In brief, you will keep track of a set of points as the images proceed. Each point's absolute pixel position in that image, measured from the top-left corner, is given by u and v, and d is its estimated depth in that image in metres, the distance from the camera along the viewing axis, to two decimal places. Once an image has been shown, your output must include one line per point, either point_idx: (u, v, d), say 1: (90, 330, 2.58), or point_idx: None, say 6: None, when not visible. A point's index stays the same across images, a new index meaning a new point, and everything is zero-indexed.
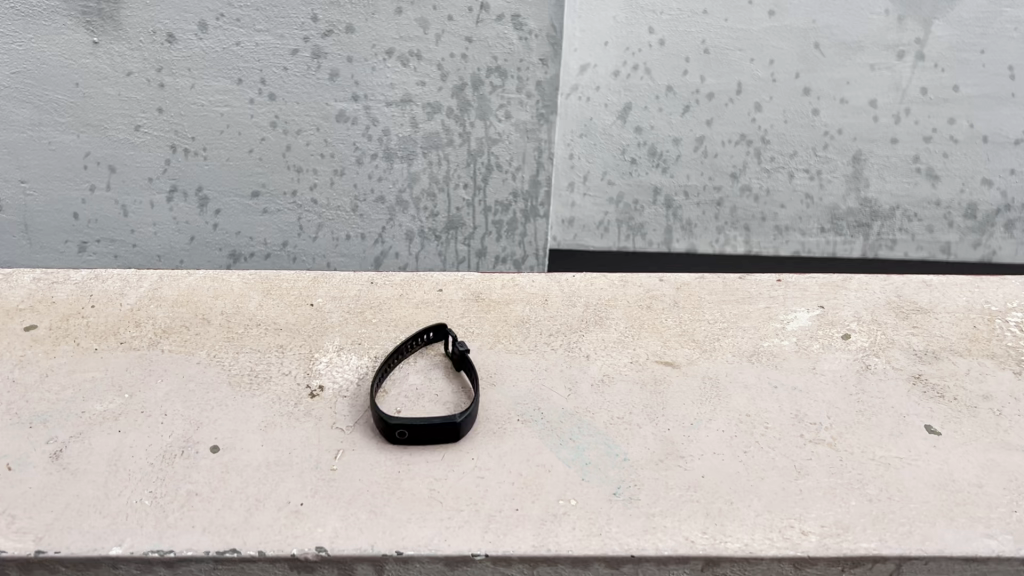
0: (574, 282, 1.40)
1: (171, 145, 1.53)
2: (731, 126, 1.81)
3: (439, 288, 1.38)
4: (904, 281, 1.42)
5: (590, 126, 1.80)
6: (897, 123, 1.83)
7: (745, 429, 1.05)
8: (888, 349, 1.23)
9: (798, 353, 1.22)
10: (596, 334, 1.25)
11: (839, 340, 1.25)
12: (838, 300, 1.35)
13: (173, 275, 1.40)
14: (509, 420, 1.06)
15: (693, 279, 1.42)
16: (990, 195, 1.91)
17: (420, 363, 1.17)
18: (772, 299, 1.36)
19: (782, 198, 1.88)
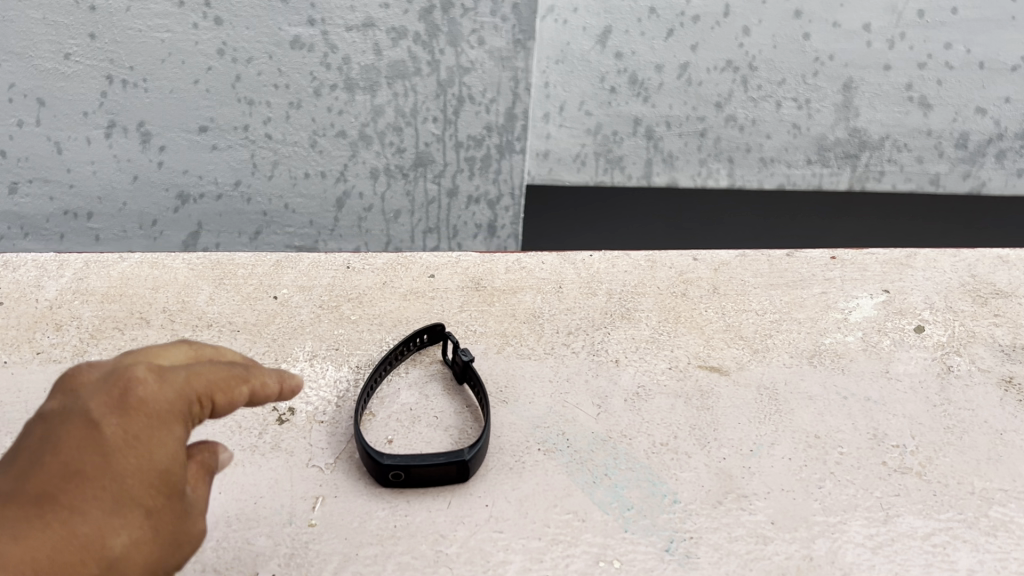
0: (594, 264, 1.29)
1: (107, 76, 1.37)
2: (717, 52, 1.69)
3: (431, 274, 1.25)
4: (977, 257, 1.36)
5: (566, 51, 1.66)
6: (891, 49, 1.72)
7: (815, 457, 0.94)
8: (970, 345, 1.15)
9: (866, 353, 1.13)
10: (624, 332, 1.14)
11: (914, 335, 1.16)
12: (905, 283, 1.28)
13: (102, 260, 1.24)
14: (529, 450, 0.93)
15: (733, 257, 1.32)
16: (984, 124, 1.82)
17: (413, 378, 1.03)
18: (829, 283, 1.27)
19: (768, 128, 1.78)
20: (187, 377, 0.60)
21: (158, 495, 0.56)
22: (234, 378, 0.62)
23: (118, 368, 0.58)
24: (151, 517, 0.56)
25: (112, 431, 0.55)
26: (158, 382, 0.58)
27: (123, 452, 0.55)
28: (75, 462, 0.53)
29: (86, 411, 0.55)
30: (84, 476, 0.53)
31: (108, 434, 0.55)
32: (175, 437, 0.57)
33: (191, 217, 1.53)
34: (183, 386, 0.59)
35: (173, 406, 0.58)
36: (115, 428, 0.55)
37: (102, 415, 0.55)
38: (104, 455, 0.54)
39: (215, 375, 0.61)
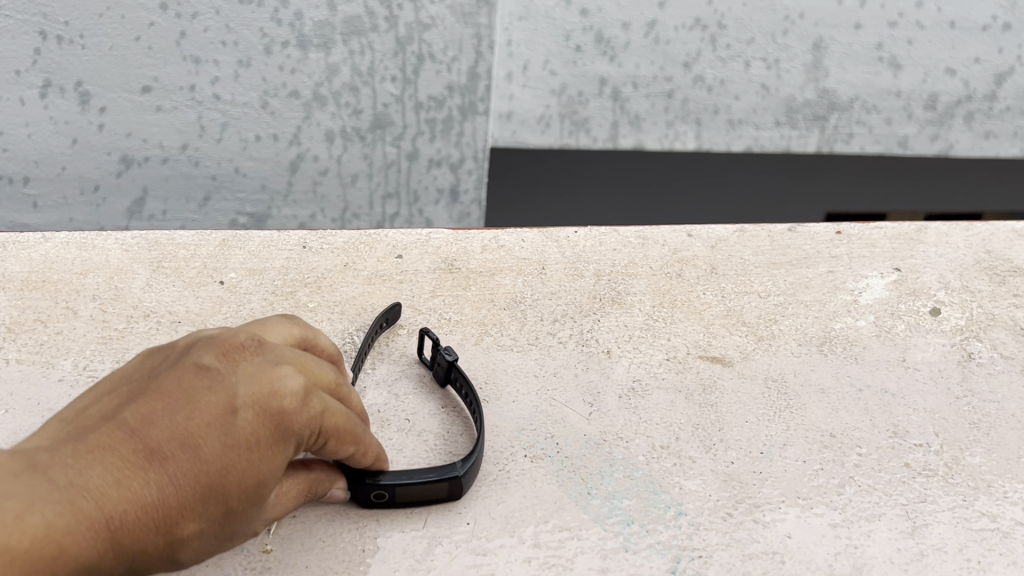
0: (581, 241, 1.25)
1: (40, 31, 1.28)
2: (685, 10, 1.63)
3: (398, 255, 1.19)
4: (992, 231, 1.35)
5: (529, 9, 1.58)
6: (862, 7, 1.68)
7: (832, 459, 0.91)
8: (991, 327, 1.13)
9: (880, 338, 1.10)
10: (616, 318, 1.09)
11: (930, 319, 1.14)
12: (917, 259, 1.26)
13: (23, 240, 1.16)
14: (515, 457, 0.88)
15: (732, 232, 1.30)
16: (953, 85, 1.80)
17: (381, 378, 0.97)
18: (835, 261, 1.24)
19: (736, 89, 1.73)
20: (317, 412, 0.64)
21: (247, 501, 0.59)
22: (348, 436, 0.69)
23: (267, 372, 0.63)
24: (224, 519, 0.59)
25: (243, 424, 0.59)
26: (297, 402, 0.62)
27: (238, 448, 0.59)
28: (195, 439, 0.57)
29: (229, 396, 0.60)
30: (197, 452, 0.57)
31: (235, 427, 0.59)
32: (285, 456, 0.62)
33: (135, 182, 1.44)
34: (310, 419, 0.63)
35: (292, 427, 0.62)
36: (243, 424, 0.59)
37: (241, 406, 0.60)
38: (224, 441, 0.58)
39: (338, 425, 0.67)
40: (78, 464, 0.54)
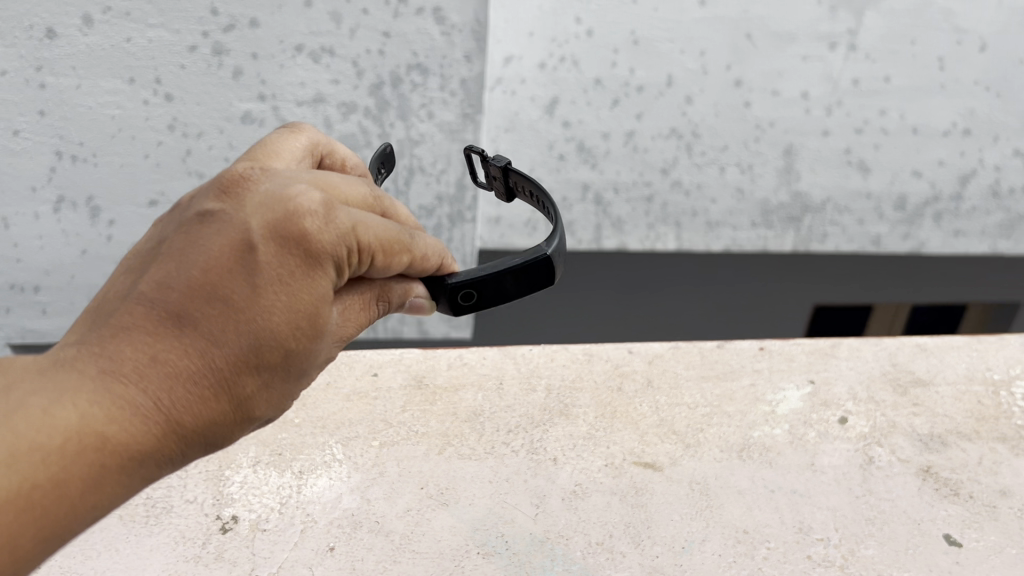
0: (532, 357, 1.19)
1: (56, 151, 1.37)
2: (661, 120, 1.71)
3: (374, 372, 1.14)
4: (897, 344, 1.27)
5: (515, 120, 1.68)
6: (829, 116, 1.75)
7: (743, 553, 0.89)
8: (891, 435, 1.08)
9: (793, 445, 1.05)
10: (563, 429, 1.06)
11: (837, 428, 1.08)
12: (829, 372, 1.19)
13: None
14: (468, 554, 0.88)
15: (665, 347, 1.22)
16: (920, 186, 1.87)
17: (355, 484, 0.96)
18: (757, 374, 1.18)
19: (712, 193, 1.82)
20: (360, 225, 0.52)
21: (296, 342, 0.52)
22: (402, 244, 0.56)
23: (286, 191, 0.51)
24: (280, 366, 0.52)
25: (266, 259, 0.50)
26: (322, 219, 0.51)
27: (268, 293, 0.50)
28: (218, 291, 0.49)
29: (245, 232, 0.50)
30: (227, 304, 0.49)
31: (263, 266, 0.50)
32: (326, 285, 0.52)
33: None
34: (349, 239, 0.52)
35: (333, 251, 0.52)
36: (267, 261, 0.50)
37: (260, 243, 0.50)
38: (251, 283, 0.49)
39: (388, 238, 0.55)
40: (102, 348, 0.48)
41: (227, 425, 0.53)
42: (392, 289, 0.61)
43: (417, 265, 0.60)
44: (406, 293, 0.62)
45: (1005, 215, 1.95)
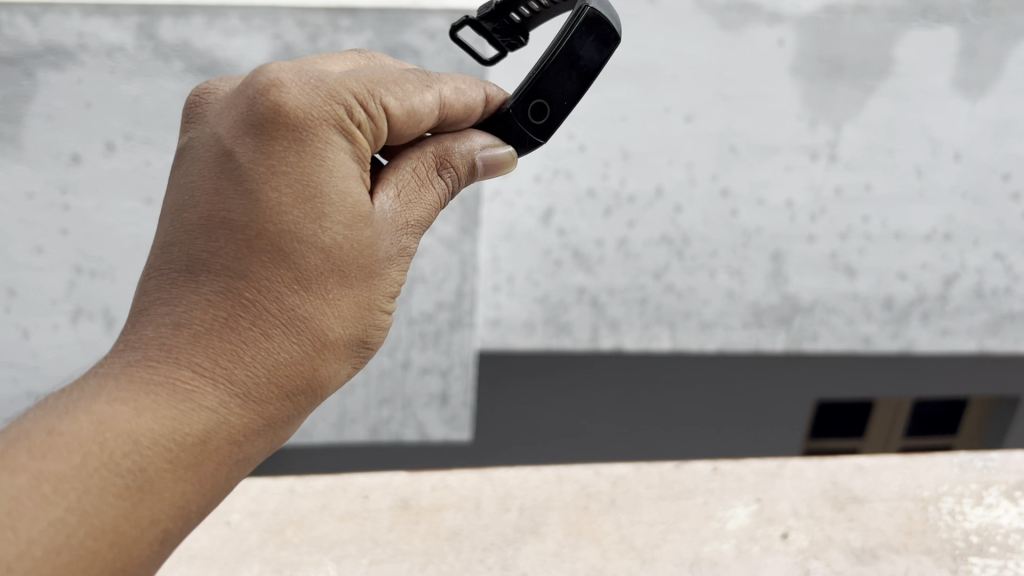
0: (508, 479, 1.35)
1: (77, 266, 1.45)
2: (653, 228, 1.77)
3: (365, 496, 1.31)
4: (838, 466, 1.42)
5: (512, 228, 1.74)
6: (813, 223, 1.81)
7: None
8: (826, 550, 1.26)
9: (739, 558, 1.24)
10: (534, 547, 1.24)
11: (779, 541, 1.27)
12: (773, 492, 1.35)
13: None
14: None
15: (629, 470, 1.38)
16: (906, 287, 1.90)
17: None
18: (710, 492, 1.34)
19: (704, 295, 1.87)
20: (331, 77, 0.66)
21: (317, 227, 0.65)
22: (407, 81, 0.71)
23: (248, 87, 0.65)
24: (312, 257, 0.65)
25: (247, 163, 0.64)
26: (291, 84, 0.64)
27: (263, 187, 0.64)
28: (221, 212, 0.64)
29: (222, 142, 0.65)
30: (231, 223, 0.64)
31: (250, 170, 0.64)
32: (335, 145, 0.65)
33: None
34: (324, 91, 0.65)
35: (312, 119, 0.64)
36: (251, 159, 0.64)
37: (236, 146, 0.64)
38: (247, 194, 0.64)
39: (379, 78, 0.68)
40: (142, 329, 0.63)
41: (297, 333, 0.67)
42: (445, 153, 0.75)
43: (446, 104, 0.74)
44: (465, 152, 0.77)
45: (988, 314, 1.97)
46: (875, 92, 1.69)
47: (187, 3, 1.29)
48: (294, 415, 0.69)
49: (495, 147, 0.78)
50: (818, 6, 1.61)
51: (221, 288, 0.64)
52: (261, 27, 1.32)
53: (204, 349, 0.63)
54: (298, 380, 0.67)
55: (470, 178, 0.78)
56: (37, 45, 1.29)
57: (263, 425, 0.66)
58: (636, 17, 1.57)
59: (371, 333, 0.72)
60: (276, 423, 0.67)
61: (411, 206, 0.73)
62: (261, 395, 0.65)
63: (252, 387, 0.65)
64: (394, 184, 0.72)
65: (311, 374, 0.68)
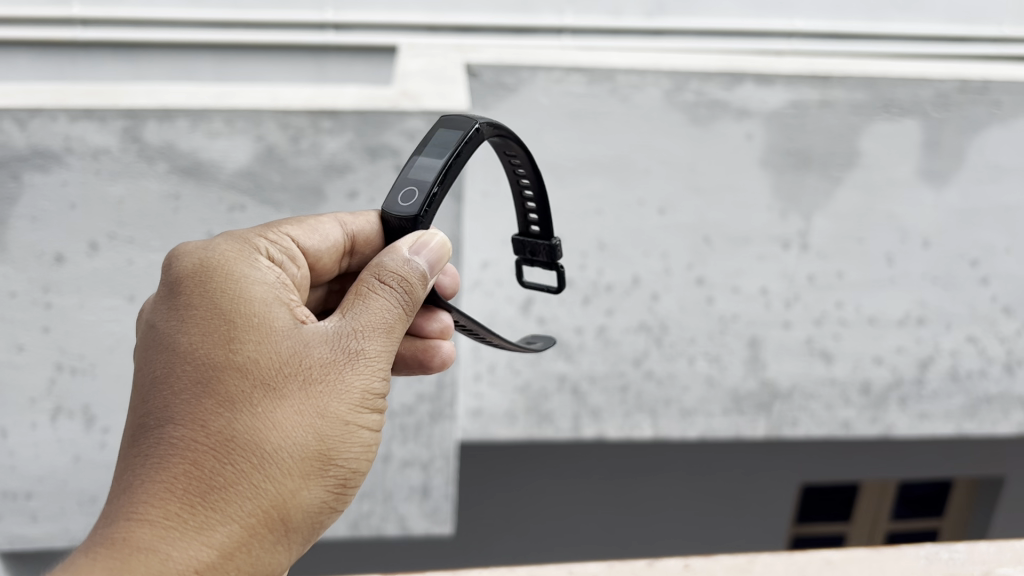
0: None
1: (57, 364, 1.46)
2: (631, 317, 1.79)
3: None
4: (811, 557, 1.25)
5: (493, 318, 1.75)
6: (788, 309, 1.83)
7: None
8: None
9: None
10: None
11: None
12: None
13: None
14: None
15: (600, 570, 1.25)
16: (882, 372, 1.91)
17: None
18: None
19: (684, 382, 1.87)
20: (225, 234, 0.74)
21: (231, 348, 0.64)
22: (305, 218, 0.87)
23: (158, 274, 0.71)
24: (232, 378, 0.63)
25: (164, 324, 0.66)
26: (189, 250, 0.70)
27: (176, 332, 0.65)
28: (146, 375, 0.64)
29: (142, 322, 0.68)
30: (155, 375, 0.63)
31: (164, 325, 0.66)
32: (237, 271, 0.69)
33: None
34: (218, 245, 0.72)
35: (211, 262, 0.69)
36: (163, 319, 0.66)
37: (152, 316, 0.67)
38: (166, 346, 0.64)
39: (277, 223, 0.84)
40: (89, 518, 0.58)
41: (236, 458, 0.60)
42: (378, 269, 0.73)
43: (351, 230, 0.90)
44: (398, 258, 0.74)
45: (966, 397, 1.96)
46: (842, 183, 1.74)
47: (172, 107, 1.34)
48: (258, 556, 0.61)
49: (426, 240, 0.77)
50: (784, 102, 1.66)
51: (154, 437, 0.60)
52: (243, 129, 1.36)
53: (137, 496, 0.57)
54: (249, 510, 0.60)
55: (422, 279, 0.74)
56: (24, 148, 1.33)
57: (219, 565, 0.57)
58: (607, 115, 1.63)
59: (330, 449, 0.66)
60: (237, 561, 0.59)
61: (358, 314, 0.70)
62: (209, 527, 0.58)
63: (194, 522, 0.57)
64: (338, 309, 0.70)
65: (261, 499, 0.61)
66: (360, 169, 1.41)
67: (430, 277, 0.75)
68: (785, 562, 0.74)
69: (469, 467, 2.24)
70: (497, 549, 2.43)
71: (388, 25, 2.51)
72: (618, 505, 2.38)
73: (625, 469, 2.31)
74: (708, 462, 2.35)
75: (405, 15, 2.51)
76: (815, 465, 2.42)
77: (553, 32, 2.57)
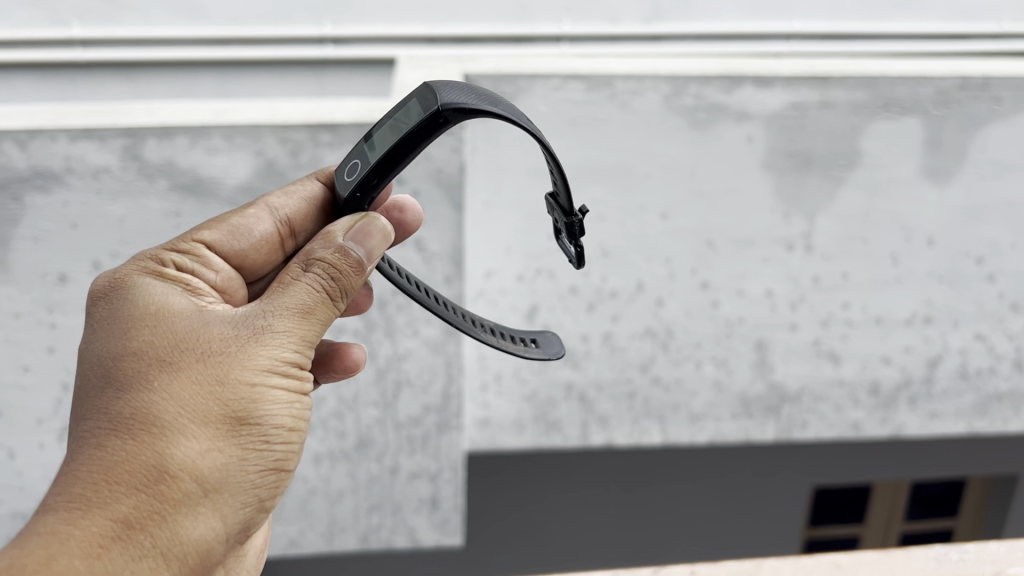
0: None
1: (63, 383, 1.46)
2: (636, 322, 1.78)
3: None
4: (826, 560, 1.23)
5: (498, 327, 1.75)
6: (794, 312, 1.82)
7: None
8: None
9: None
10: None
11: None
12: None
13: None
14: None
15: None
16: (891, 372, 1.90)
17: None
18: None
19: (692, 387, 1.86)
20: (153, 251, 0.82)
21: (130, 344, 0.71)
22: (236, 213, 0.91)
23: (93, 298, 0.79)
24: (130, 364, 0.69)
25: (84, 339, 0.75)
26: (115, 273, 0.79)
27: (93, 344, 0.73)
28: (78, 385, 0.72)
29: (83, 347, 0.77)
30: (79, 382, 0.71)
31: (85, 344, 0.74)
32: (142, 280, 0.77)
33: None
34: (140, 262, 0.80)
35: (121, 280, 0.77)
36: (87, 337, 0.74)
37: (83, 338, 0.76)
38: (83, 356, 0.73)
39: (208, 225, 0.90)
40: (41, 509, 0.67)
41: (137, 430, 0.66)
42: (306, 256, 0.77)
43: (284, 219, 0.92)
44: (330, 245, 0.78)
45: (976, 396, 1.95)
46: (844, 183, 1.73)
47: (171, 124, 1.34)
48: (172, 516, 0.65)
49: (366, 229, 0.80)
50: (784, 103, 1.65)
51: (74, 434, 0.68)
52: (244, 144, 1.36)
53: (56, 484, 0.64)
54: (155, 478, 0.65)
55: (354, 265, 0.78)
56: (25, 169, 1.33)
57: (128, 533, 0.63)
58: (606, 121, 1.62)
59: (233, 410, 0.70)
60: (145, 520, 0.64)
61: (271, 298, 0.75)
62: (110, 497, 0.63)
63: (97, 494, 0.63)
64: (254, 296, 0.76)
65: (166, 465, 0.66)
66: None
67: (368, 264, 0.79)
68: (792, 567, 0.73)
69: (478, 476, 2.23)
70: (509, 559, 2.42)
71: (386, 37, 2.51)
72: (629, 512, 2.37)
73: (634, 473, 2.30)
74: (718, 466, 2.34)
75: (404, 27, 2.51)
76: (825, 466, 2.41)
77: (551, 41, 2.57)
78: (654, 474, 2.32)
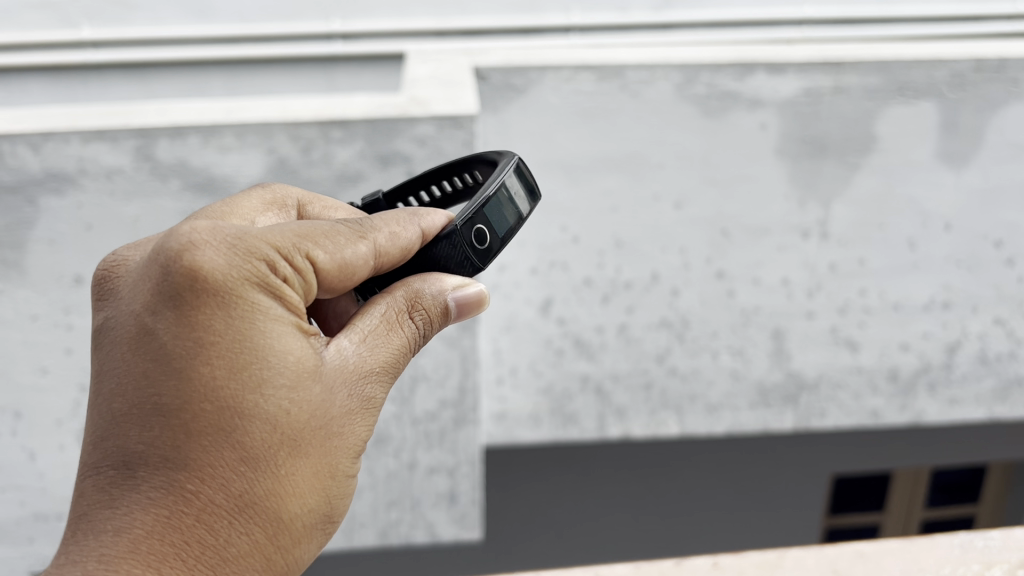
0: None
1: (80, 384, 1.47)
2: (652, 313, 1.77)
3: None
4: None
5: (512, 321, 1.74)
6: (811, 299, 1.81)
7: None
8: None
9: None
10: None
11: None
12: None
13: None
14: None
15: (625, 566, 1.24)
16: (909, 358, 1.89)
17: None
18: None
19: (709, 377, 1.85)
20: (252, 231, 0.55)
21: (260, 397, 0.52)
22: (339, 234, 0.61)
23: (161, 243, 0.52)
24: (260, 429, 0.52)
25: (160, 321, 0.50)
26: (212, 244, 0.52)
27: (188, 357, 0.50)
28: (149, 398, 0.49)
29: (140, 319, 0.51)
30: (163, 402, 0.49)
31: (166, 340, 0.50)
32: (268, 296, 0.53)
33: None
34: (246, 249, 0.53)
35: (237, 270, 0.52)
36: (166, 330, 0.50)
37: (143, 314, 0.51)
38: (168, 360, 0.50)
39: (309, 230, 0.59)
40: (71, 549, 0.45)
41: (254, 523, 0.53)
42: (415, 296, 0.66)
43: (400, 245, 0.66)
44: (439, 294, 0.67)
45: (996, 380, 1.93)
46: (859, 169, 1.71)
47: (182, 124, 1.34)
48: None
49: (466, 287, 0.69)
50: (797, 90, 1.63)
51: (162, 488, 0.48)
52: (255, 143, 1.36)
53: (150, 549, 0.45)
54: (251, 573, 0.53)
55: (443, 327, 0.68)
56: (39, 172, 1.34)
57: None
58: (618, 111, 1.61)
59: (328, 509, 0.59)
60: None
61: (379, 348, 0.63)
62: None
63: None
64: (357, 329, 0.62)
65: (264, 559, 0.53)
66: (373, 177, 1.40)
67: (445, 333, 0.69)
68: (816, 555, 0.63)
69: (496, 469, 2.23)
70: (529, 549, 2.43)
71: (395, 32, 2.52)
72: (647, 503, 2.37)
73: (653, 464, 2.30)
74: (737, 456, 2.34)
75: (411, 22, 2.51)
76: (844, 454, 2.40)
77: (560, 32, 2.57)
78: (673, 465, 2.31)
